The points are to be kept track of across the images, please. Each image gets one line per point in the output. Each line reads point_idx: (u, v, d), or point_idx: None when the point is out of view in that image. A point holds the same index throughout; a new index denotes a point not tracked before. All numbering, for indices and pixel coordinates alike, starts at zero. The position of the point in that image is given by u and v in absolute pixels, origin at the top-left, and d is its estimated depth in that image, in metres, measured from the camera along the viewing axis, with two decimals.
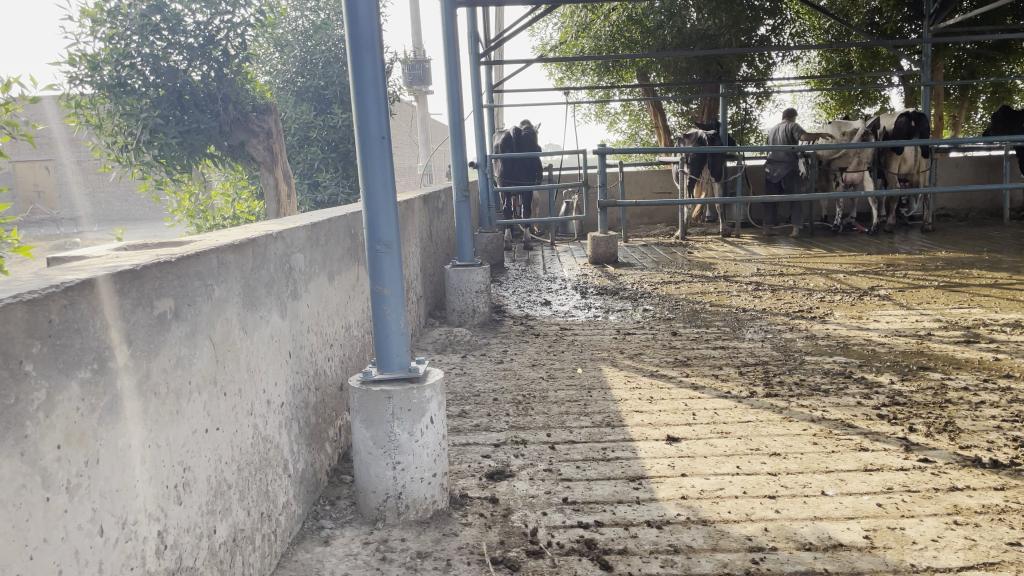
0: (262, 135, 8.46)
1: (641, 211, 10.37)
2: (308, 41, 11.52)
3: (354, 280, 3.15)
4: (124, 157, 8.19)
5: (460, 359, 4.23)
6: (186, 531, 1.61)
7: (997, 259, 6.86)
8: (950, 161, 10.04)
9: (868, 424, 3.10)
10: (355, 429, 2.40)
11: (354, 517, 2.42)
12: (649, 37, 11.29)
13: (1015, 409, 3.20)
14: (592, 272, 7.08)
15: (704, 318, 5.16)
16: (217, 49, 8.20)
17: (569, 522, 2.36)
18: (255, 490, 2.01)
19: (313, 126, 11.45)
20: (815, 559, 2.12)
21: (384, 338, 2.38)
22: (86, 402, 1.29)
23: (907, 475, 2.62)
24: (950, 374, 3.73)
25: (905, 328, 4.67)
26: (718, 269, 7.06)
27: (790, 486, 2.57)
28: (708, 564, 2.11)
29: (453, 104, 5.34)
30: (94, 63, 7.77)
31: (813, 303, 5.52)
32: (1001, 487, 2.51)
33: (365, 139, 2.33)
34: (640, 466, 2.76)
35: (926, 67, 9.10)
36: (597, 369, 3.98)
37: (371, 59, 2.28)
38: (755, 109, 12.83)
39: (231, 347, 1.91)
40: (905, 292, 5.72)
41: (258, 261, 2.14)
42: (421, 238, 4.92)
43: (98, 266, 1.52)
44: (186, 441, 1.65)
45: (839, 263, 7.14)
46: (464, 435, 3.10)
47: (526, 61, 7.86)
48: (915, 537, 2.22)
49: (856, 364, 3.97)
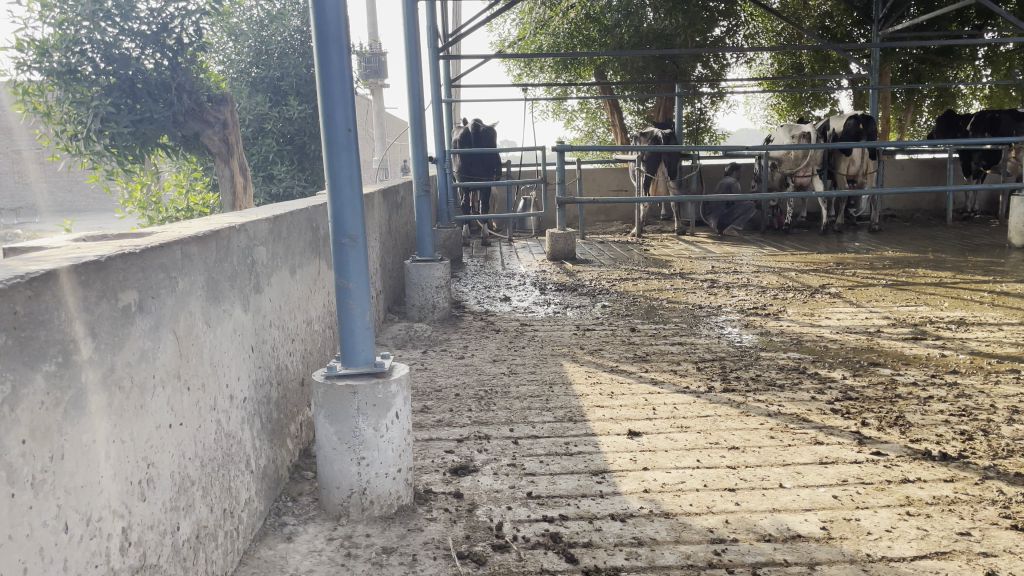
0: (217, 126, 7.96)
1: (597, 209, 10.48)
2: (262, 31, 11.37)
3: (315, 275, 3.11)
4: (73, 146, 7.95)
5: (420, 354, 4.22)
6: (150, 528, 1.58)
7: (941, 259, 7.09)
8: (897, 163, 10.41)
9: (822, 418, 3.18)
10: (318, 425, 2.37)
11: (317, 513, 2.40)
12: (607, 36, 11.31)
13: (961, 404, 3.31)
14: (549, 268, 7.13)
15: (661, 314, 5.23)
16: (171, 37, 8.06)
17: (534, 516, 2.37)
18: (218, 486, 1.98)
19: (268, 117, 11.26)
20: (774, 550, 2.17)
21: (349, 332, 2.37)
22: (51, 396, 1.26)
23: (861, 468, 2.69)
24: (899, 369, 3.84)
25: (856, 325, 4.79)
26: (673, 266, 7.16)
27: (749, 479, 2.62)
28: (672, 557, 2.14)
29: (414, 99, 5.30)
30: (43, 49, 7.58)
31: (767, 300, 5.63)
32: (950, 478, 2.59)
33: (332, 131, 2.30)
34: (603, 460, 2.79)
35: (875, 71, 9.23)
36: (557, 365, 4.00)
37: (338, 52, 2.25)
38: (709, 109, 13.07)
39: (194, 341, 1.88)
40: (854, 290, 5.87)
41: (221, 254, 2.10)
42: (379, 233, 4.86)
43: (61, 257, 1.48)
44: (150, 436, 1.62)
45: (790, 261, 7.30)
46: (427, 431, 3.08)
47: (485, 57, 7.81)
48: (870, 528, 2.28)
49: (809, 360, 4.06)
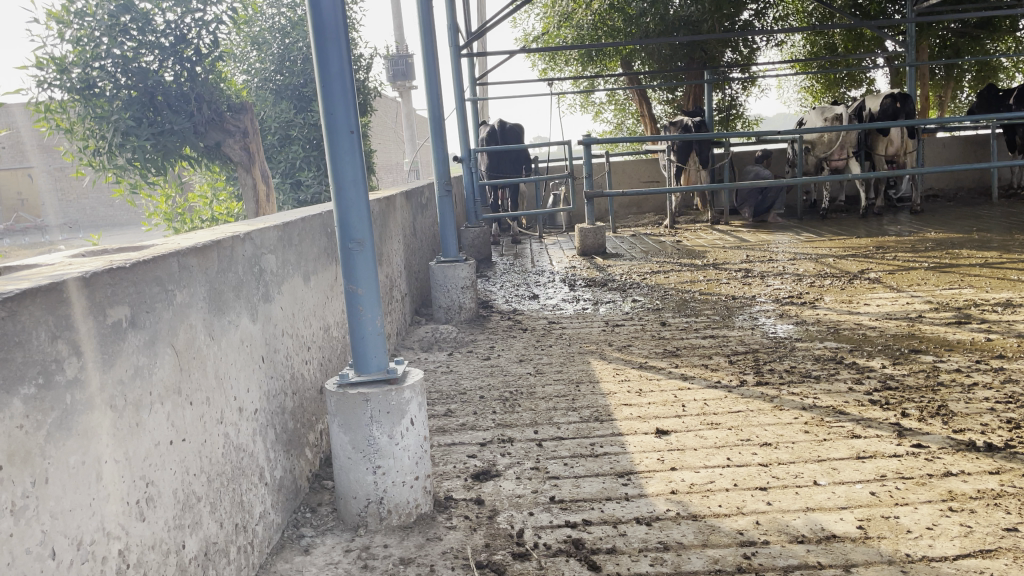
0: (237, 135, 8.49)
1: (628, 201, 10.35)
2: (285, 38, 11.34)
3: (331, 280, 3.08)
4: (96, 161, 8.08)
5: (445, 357, 4.17)
6: (151, 549, 1.55)
7: (986, 238, 6.84)
8: (937, 141, 10.10)
9: (860, 410, 3.05)
10: (333, 434, 2.33)
11: (336, 523, 2.36)
12: (632, 26, 11.07)
13: (1008, 390, 3.15)
14: (579, 264, 7.02)
15: (694, 307, 5.11)
16: (189, 48, 8.10)
17: (556, 522, 2.30)
18: (228, 501, 1.94)
19: (293, 125, 11.35)
20: (807, 552, 2.06)
21: (360, 339, 2.32)
22: (31, 419, 1.23)
23: (900, 462, 2.56)
24: (942, 357, 3.68)
25: (896, 311, 4.63)
26: (707, 257, 7.02)
27: (781, 476, 2.52)
28: (698, 562, 2.05)
29: (433, 105, 5.25)
30: (62, 66, 7.60)
31: (803, 288, 5.47)
32: (996, 470, 2.46)
33: (334, 134, 2.25)
34: (629, 461, 2.71)
35: (911, 48, 8.93)
36: (585, 363, 3.92)
37: (337, 51, 2.20)
38: (740, 95, 12.89)
39: (196, 355, 1.84)
40: (894, 274, 5.68)
41: (224, 264, 2.06)
42: (403, 236, 4.82)
43: (45, 274, 1.45)
44: (149, 454, 1.58)
45: (828, 247, 7.12)
46: (449, 435, 3.03)
47: (510, 52, 7.71)
48: (909, 526, 2.16)
49: (847, 350, 3.91)
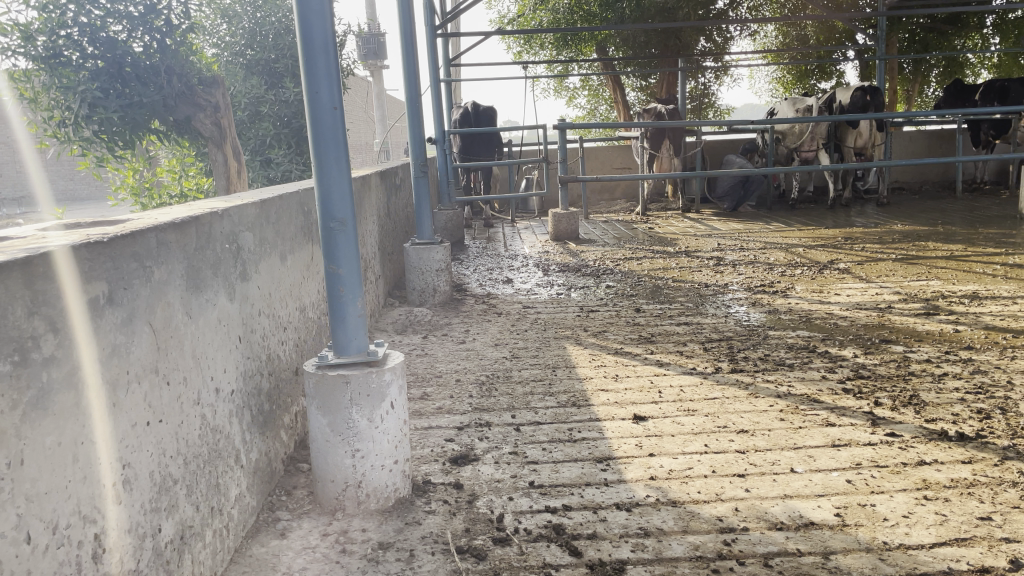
0: (209, 109, 8.32)
1: (601, 187, 10.37)
2: (256, 12, 11.08)
3: (308, 260, 3.01)
4: (61, 133, 7.84)
5: (420, 340, 4.13)
6: (128, 532, 1.50)
7: (951, 231, 6.95)
8: (904, 135, 10.24)
9: (834, 398, 3.08)
10: (311, 417, 2.29)
11: (312, 507, 2.33)
12: (607, 11, 10.94)
13: (977, 380, 3.21)
14: (552, 249, 7.01)
15: (667, 294, 5.13)
16: (160, 19, 7.87)
17: (536, 507, 2.29)
18: (204, 483, 1.90)
19: (264, 100, 11.10)
20: (787, 539, 2.08)
21: (340, 321, 2.27)
22: (6, 398, 1.17)
23: (875, 451, 2.59)
24: (912, 347, 3.73)
25: (865, 301, 4.68)
26: (679, 244, 7.05)
27: (758, 463, 2.53)
28: (679, 548, 2.05)
29: (410, 84, 5.16)
30: (27, 34, 7.35)
31: (774, 277, 5.51)
32: (968, 460, 2.49)
33: (317, 109, 2.19)
34: (607, 446, 2.70)
35: (882, 42, 8.95)
36: (561, 348, 3.91)
37: (320, 23, 2.14)
38: (713, 83, 12.98)
39: (173, 334, 1.79)
40: (863, 265, 5.75)
41: (202, 241, 2.00)
42: (377, 216, 4.74)
43: (18, 248, 1.38)
44: (126, 435, 1.53)
45: (797, 237, 7.19)
46: (426, 419, 3.00)
47: (485, 34, 7.61)
48: (886, 513, 2.19)
49: (818, 339, 3.95)
